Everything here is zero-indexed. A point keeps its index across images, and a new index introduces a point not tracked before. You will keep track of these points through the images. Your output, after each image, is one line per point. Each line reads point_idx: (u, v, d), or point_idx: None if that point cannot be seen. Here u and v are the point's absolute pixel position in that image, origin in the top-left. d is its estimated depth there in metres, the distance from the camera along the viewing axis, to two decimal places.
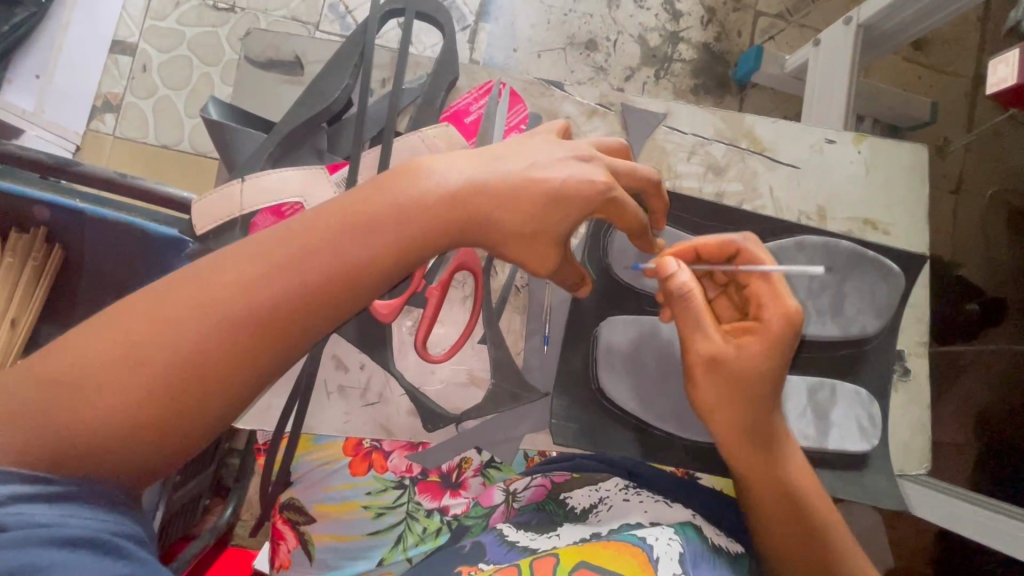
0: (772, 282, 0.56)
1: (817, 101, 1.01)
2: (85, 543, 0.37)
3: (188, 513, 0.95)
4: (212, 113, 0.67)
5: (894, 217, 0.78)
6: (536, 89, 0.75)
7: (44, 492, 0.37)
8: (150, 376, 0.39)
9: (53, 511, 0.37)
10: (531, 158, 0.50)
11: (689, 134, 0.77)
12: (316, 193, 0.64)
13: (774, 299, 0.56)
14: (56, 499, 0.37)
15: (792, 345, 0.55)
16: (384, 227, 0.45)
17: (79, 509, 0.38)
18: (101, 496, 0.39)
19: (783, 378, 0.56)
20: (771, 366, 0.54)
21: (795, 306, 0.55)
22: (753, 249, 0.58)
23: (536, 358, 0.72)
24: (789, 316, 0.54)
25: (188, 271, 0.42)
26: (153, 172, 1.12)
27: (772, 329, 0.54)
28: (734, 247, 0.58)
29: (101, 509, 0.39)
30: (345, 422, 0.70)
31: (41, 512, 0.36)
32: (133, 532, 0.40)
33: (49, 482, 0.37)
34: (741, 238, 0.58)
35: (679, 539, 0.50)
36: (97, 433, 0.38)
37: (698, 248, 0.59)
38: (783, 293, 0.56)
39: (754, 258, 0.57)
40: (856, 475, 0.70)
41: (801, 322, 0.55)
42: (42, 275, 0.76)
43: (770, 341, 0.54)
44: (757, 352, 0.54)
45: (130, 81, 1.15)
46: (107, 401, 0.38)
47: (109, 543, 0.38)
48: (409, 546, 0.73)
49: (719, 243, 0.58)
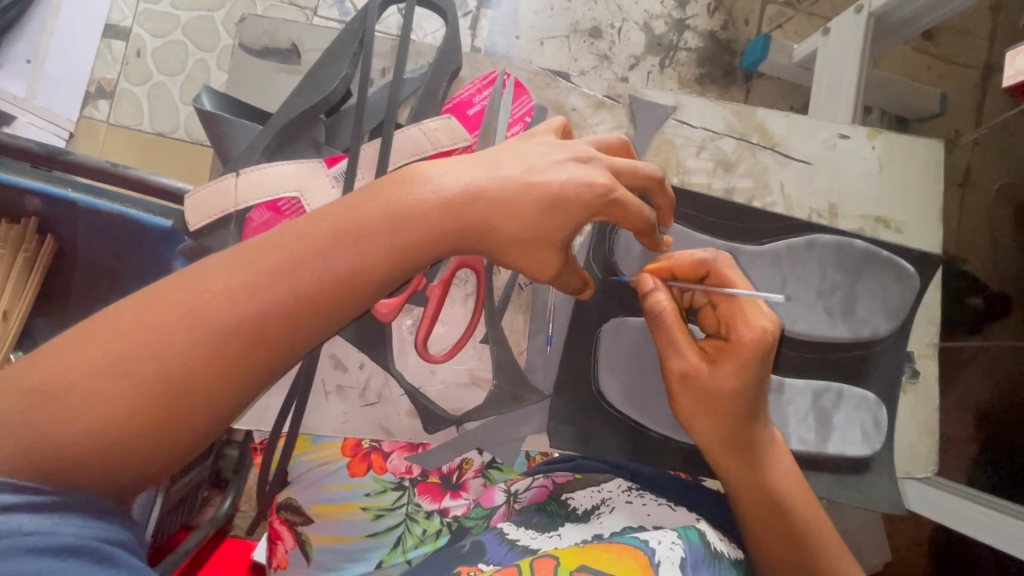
0: (742, 301, 0.55)
1: (826, 92, 0.98)
2: (74, 551, 0.36)
3: (185, 506, 0.94)
4: (208, 104, 0.65)
5: (907, 216, 0.76)
6: (541, 80, 0.73)
7: (30, 501, 0.36)
8: (140, 385, 0.37)
9: (40, 519, 0.36)
10: (530, 161, 0.48)
11: (698, 128, 0.75)
12: (313, 188, 0.63)
13: (744, 316, 0.54)
14: (42, 507, 0.36)
15: (767, 361, 0.54)
16: (378, 232, 0.44)
17: (67, 517, 0.37)
18: (89, 503, 0.38)
19: (761, 393, 0.55)
20: (745, 383, 0.53)
21: (769, 324, 0.54)
22: (725, 269, 0.56)
23: (540, 358, 0.70)
24: (762, 334, 0.53)
25: (179, 277, 0.41)
26: (147, 161, 1.10)
27: (743, 347, 0.53)
28: (706, 268, 0.56)
29: (89, 516, 0.38)
30: (343, 422, 0.69)
31: (28, 520, 0.35)
32: (123, 538, 0.39)
33: (36, 490, 0.36)
34: (713, 256, 0.56)
35: (682, 543, 0.48)
36: (85, 442, 0.37)
37: (672, 267, 0.57)
38: (756, 311, 0.54)
39: (725, 280, 0.55)
40: (862, 478, 0.69)
41: (773, 339, 0.53)
42: (35, 265, 0.73)
43: (744, 359, 0.53)
44: (730, 370, 0.53)
45: (124, 66, 1.12)
46: (96, 409, 0.37)
47: (99, 550, 0.37)
48: (408, 548, 0.72)
49: (690, 262, 0.57)
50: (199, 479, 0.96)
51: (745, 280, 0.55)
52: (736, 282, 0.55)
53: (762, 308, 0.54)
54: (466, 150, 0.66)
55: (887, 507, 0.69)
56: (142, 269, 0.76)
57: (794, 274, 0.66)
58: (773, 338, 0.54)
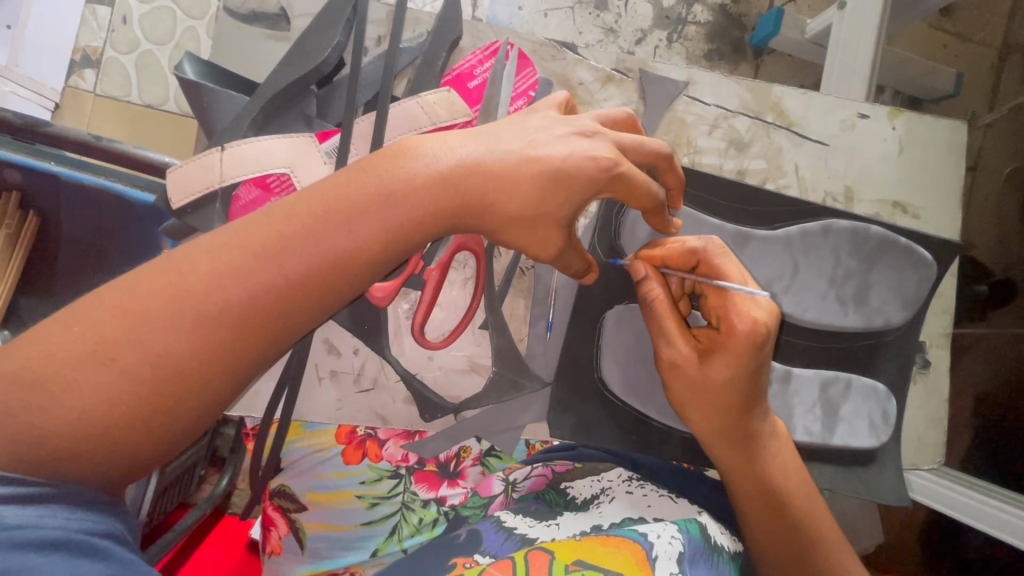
0: (733, 293, 0.51)
1: (839, 69, 0.94)
2: (62, 545, 0.34)
3: (182, 484, 0.93)
4: (190, 72, 0.61)
5: (925, 201, 0.73)
6: (547, 52, 0.69)
7: (19, 493, 0.33)
8: (123, 373, 0.35)
9: (25, 512, 0.34)
10: (530, 136, 0.45)
11: (711, 106, 0.71)
12: (304, 165, 0.60)
13: (734, 306, 0.51)
14: (28, 498, 0.34)
15: (761, 354, 0.50)
16: (369, 210, 0.41)
17: (55, 509, 0.34)
18: (79, 494, 0.36)
19: (756, 386, 0.52)
20: (737, 376, 0.51)
21: (763, 315, 0.50)
22: (716, 259, 0.53)
23: (540, 345, 0.69)
24: (756, 325, 0.50)
25: (163, 259, 0.38)
26: (135, 134, 1.06)
27: (733, 339, 0.50)
28: (697, 257, 0.54)
29: (78, 509, 0.35)
30: (337, 408, 0.67)
31: (13, 513, 0.33)
32: (115, 531, 0.37)
33: (22, 482, 0.34)
34: (704, 246, 0.53)
35: (681, 536, 0.47)
36: (66, 436, 0.34)
37: (663, 258, 0.55)
38: (749, 302, 0.51)
39: (715, 270, 0.52)
40: (870, 470, 0.68)
41: (768, 331, 0.50)
42: (18, 242, 0.70)
43: (737, 352, 0.50)
44: (720, 361, 0.51)
45: (111, 33, 1.07)
46: (77, 400, 0.34)
47: (88, 544, 0.35)
48: (403, 537, 0.72)
49: (682, 251, 0.55)
50: (196, 458, 0.94)
51: (739, 271, 0.52)
52: (725, 272, 0.52)
53: (757, 298, 0.51)
54: (466, 125, 0.62)
55: (894, 499, 0.68)
56: (131, 246, 0.73)
57: (806, 260, 0.63)
58: (768, 330, 0.50)
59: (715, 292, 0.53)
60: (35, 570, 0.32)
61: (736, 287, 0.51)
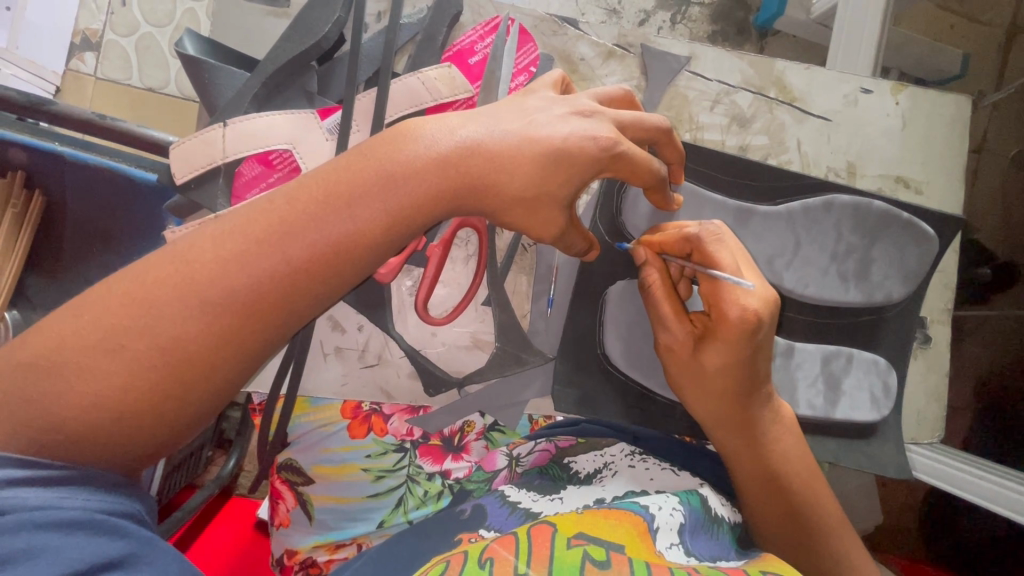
0: (724, 281, 0.50)
1: (844, 46, 0.93)
2: (82, 525, 0.35)
3: (189, 466, 0.95)
4: (189, 48, 0.61)
5: (929, 176, 0.73)
6: (548, 27, 0.69)
7: (37, 476, 0.35)
8: (134, 359, 0.36)
9: (45, 493, 0.35)
10: (530, 116, 0.46)
11: (713, 81, 0.71)
12: (307, 142, 0.60)
13: (724, 294, 0.50)
14: (48, 481, 0.35)
15: (754, 341, 0.50)
16: (370, 194, 0.41)
17: (75, 490, 0.36)
18: (97, 476, 0.37)
19: (750, 372, 0.52)
20: (729, 361, 0.51)
21: (755, 303, 0.49)
22: (710, 247, 0.52)
23: (542, 323, 0.70)
24: (747, 314, 0.49)
25: (169, 247, 0.39)
26: (135, 117, 1.06)
27: (724, 325, 0.50)
28: (691, 244, 0.53)
29: (97, 489, 0.37)
30: (342, 384, 0.68)
31: (34, 495, 0.34)
32: (133, 510, 0.38)
33: (41, 464, 0.35)
34: (698, 232, 0.52)
35: (682, 508, 0.48)
36: (80, 422, 0.35)
37: (661, 246, 0.55)
38: (740, 290, 0.50)
39: (707, 258, 0.51)
40: (870, 443, 0.68)
41: (760, 319, 0.49)
42: (25, 220, 0.71)
43: (728, 340, 0.50)
44: (711, 347, 0.52)
45: (110, 16, 1.06)
46: (90, 385, 0.35)
47: (107, 523, 0.36)
48: (409, 508, 0.73)
49: (678, 238, 0.54)
50: (202, 440, 0.96)
51: (729, 257, 0.51)
52: (718, 260, 0.51)
53: (749, 286, 0.50)
54: (467, 102, 0.63)
55: (895, 471, 0.68)
56: (138, 226, 0.74)
57: (808, 237, 0.63)
58: (760, 318, 0.49)
59: (707, 280, 0.52)
60: (54, 550, 0.34)
61: (727, 275, 0.50)
